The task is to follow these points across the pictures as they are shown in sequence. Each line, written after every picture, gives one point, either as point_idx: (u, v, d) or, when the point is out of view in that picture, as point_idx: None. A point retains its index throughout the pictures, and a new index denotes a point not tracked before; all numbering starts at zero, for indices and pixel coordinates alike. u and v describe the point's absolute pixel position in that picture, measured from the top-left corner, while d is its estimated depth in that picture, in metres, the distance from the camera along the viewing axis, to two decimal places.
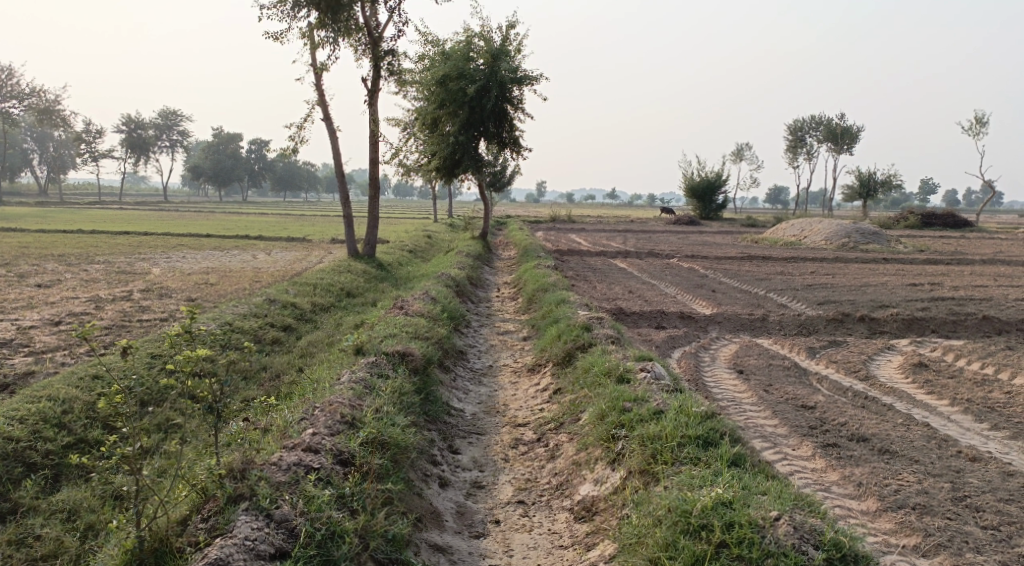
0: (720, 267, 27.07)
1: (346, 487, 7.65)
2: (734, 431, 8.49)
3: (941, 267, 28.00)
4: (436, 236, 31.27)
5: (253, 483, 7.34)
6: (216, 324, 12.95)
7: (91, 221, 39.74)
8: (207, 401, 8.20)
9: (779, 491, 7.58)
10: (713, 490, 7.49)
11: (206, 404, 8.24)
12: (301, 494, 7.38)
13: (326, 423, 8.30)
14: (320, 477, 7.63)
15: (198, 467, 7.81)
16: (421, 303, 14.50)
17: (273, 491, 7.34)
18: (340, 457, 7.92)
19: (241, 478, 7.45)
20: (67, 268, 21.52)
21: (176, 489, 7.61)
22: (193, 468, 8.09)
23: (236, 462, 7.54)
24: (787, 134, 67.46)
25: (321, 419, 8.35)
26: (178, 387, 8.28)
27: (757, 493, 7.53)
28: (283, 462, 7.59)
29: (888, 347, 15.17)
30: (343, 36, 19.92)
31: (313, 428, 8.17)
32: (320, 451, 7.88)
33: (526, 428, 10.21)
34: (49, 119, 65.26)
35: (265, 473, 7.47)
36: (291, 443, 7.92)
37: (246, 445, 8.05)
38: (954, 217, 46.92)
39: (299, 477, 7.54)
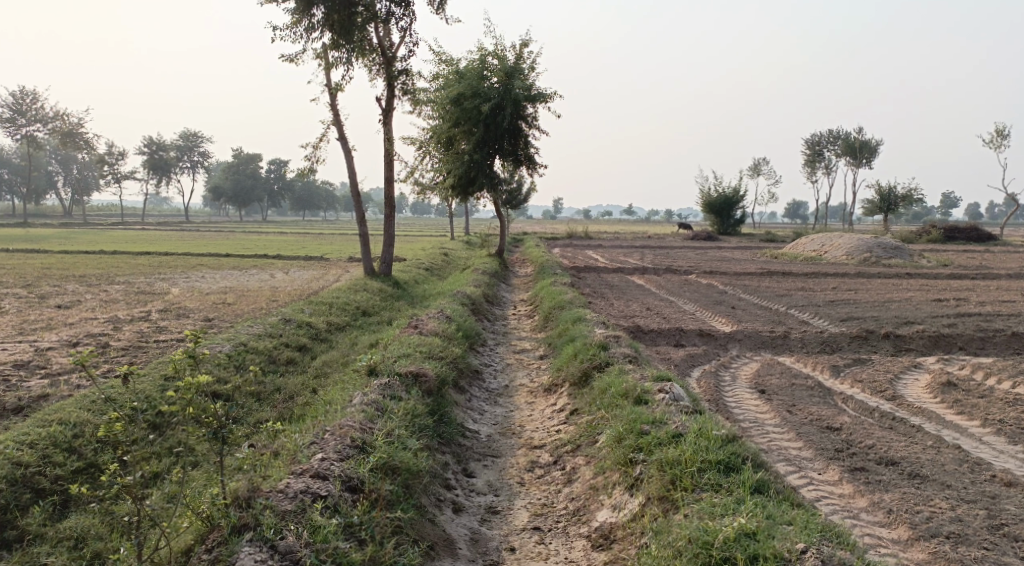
0: (740, 283, 26.76)
1: (355, 516, 7.46)
2: (757, 456, 8.21)
3: (965, 281, 27.57)
4: (453, 254, 31.15)
5: (258, 512, 7.16)
6: (230, 345, 12.79)
7: (113, 241, 39.96)
8: (212, 429, 7.90)
9: (805, 521, 7.31)
10: (735, 519, 7.23)
11: (211, 431, 7.95)
12: (307, 524, 7.20)
13: (335, 448, 8.11)
14: (328, 505, 7.44)
15: (203, 496, 7.62)
16: (436, 322, 14.32)
17: (278, 521, 7.15)
18: (348, 483, 7.73)
19: (247, 508, 7.28)
20: (87, 289, 21.54)
21: (181, 518, 7.42)
22: (200, 495, 7.89)
23: (242, 490, 7.37)
24: (806, 148, 67.08)
25: (330, 444, 8.16)
26: (179, 416, 7.93)
27: (782, 523, 7.27)
28: (290, 490, 7.41)
29: (914, 365, 14.84)
30: (358, 57, 19.87)
31: (322, 453, 7.98)
32: (328, 477, 7.68)
33: (543, 450, 9.97)
34: (73, 141, 65.93)
35: (271, 501, 7.30)
36: (299, 470, 7.73)
37: (253, 472, 7.85)
38: (977, 231, 46.37)
39: (306, 505, 7.36)
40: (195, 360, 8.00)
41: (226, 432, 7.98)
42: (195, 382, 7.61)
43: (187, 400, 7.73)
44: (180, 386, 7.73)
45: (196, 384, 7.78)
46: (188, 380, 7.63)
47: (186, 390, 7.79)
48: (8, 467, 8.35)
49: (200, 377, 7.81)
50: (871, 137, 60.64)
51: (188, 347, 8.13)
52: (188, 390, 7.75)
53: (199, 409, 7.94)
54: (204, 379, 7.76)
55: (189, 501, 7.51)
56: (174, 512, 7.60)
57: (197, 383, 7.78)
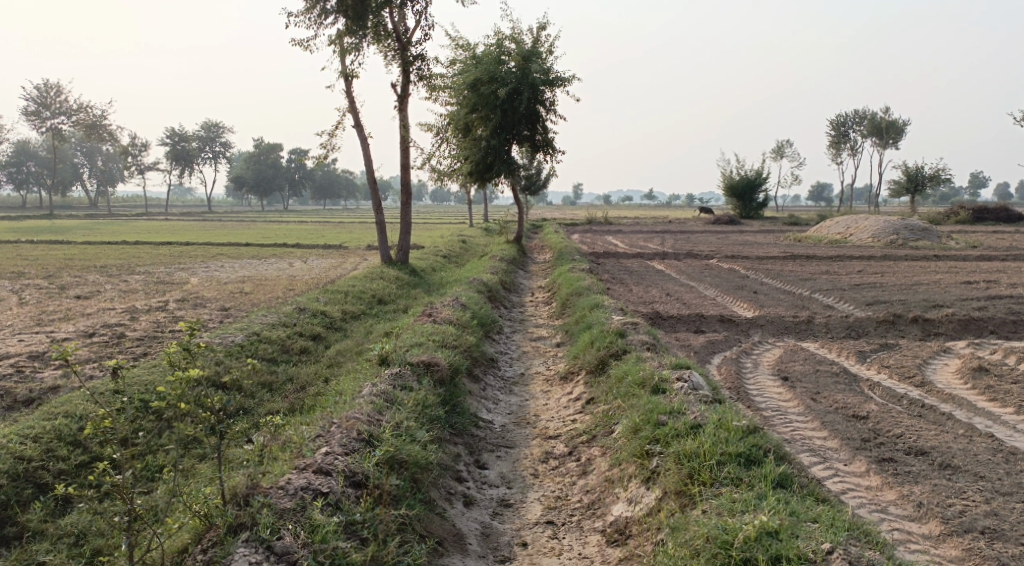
0: (762, 267, 26.30)
1: (358, 514, 7.23)
2: (779, 448, 7.88)
3: (995, 263, 26.97)
4: (472, 241, 30.89)
5: (255, 511, 6.94)
6: (242, 335, 12.57)
7: (135, 232, 40.00)
8: (207, 425, 7.49)
9: (831, 519, 6.98)
10: (757, 517, 6.90)
11: (207, 427, 7.54)
12: (306, 523, 6.96)
13: (341, 441, 7.89)
14: (329, 502, 7.20)
15: (201, 492, 7.38)
16: (450, 310, 14.04)
17: (276, 520, 6.93)
18: (352, 479, 7.50)
19: (245, 506, 7.07)
20: (106, 279, 21.45)
21: (176, 516, 7.17)
22: (200, 490, 7.64)
23: (240, 487, 7.15)
24: (830, 129, 66.08)
25: (336, 438, 7.93)
26: (174, 412, 7.61)
27: (806, 521, 6.94)
28: (290, 487, 7.18)
29: (944, 351, 14.41)
30: (373, 42, 19.57)
31: (326, 447, 7.75)
32: (331, 473, 7.45)
33: (557, 441, 9.69)
34: (97, 134, 66.18)
35: (270, 499, 7.08)
36: (302, 465, 7.51)
37: (254, 467, 7.61)
38: (1006, 212, 45.49)
39: (306, 502, 7.12)
40: (189, 354, 7.63)
41: (225, 428, 7.56)
42: (184, 378, 7.22)
43: (177, 396, 7.40)
44: (170, 383, 7.36)
45: (186, 380, 7.37)
46: (177, 375, 7.28)
47: (175, 387, 7.39)
48: (11, 461, 8.18)
49: (190, 373, 7.41)
50: (897, 117, 59.61)
51: (183, 340, 7.76)
52: (178, 386, 7.42)
53: (194, 405, 7.56)
54: (194, 374, 7.35)
55: (184, 498, 7.24)
56: (172, 509, 7.34)
57: (187, 378, 7.43)
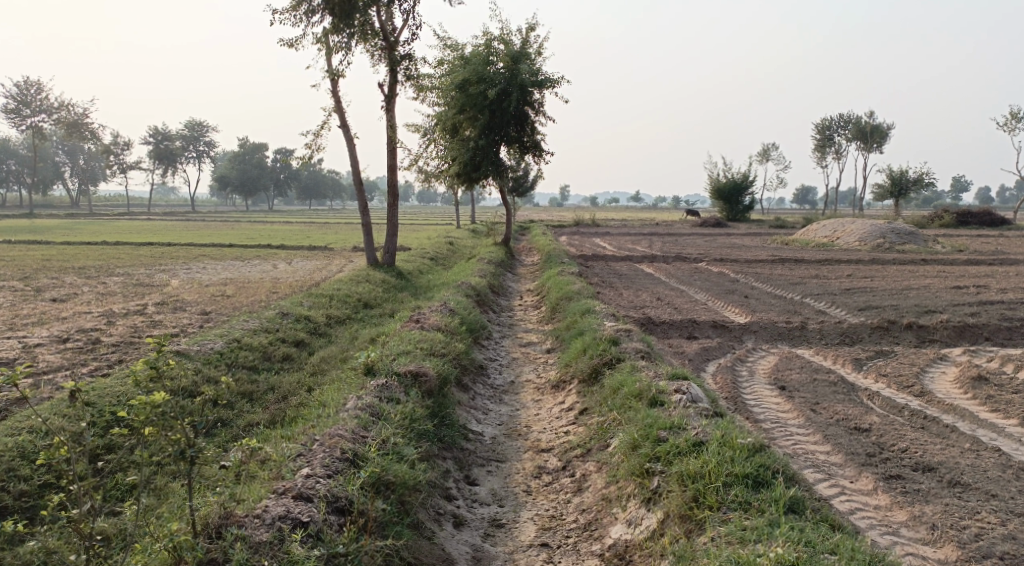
0: (752, 271, 26.02)
1: (341, 545, 6.84)
2: (787, 468, 7.54)
3: (983, 267, 26.84)
4: (459, 243, 30.51)
5: (228, 545, 6.62)
6: (222, 342, 12.12)
7: (116, 232, 39.34)
8: (178, 448, 7.09)
9: (850, 550, 6.64)
10: (767, 548, 6.56)
11: (177, 451, 7.13)
12: (284, 558, 6.60)
13: (323, 461, 7.49)
14: (310, 533, 6.82)
15: (169, 522, 6.99)
16: (438, 316, 13.63)
17: (250, 556, 6.59)
18: (335, 504, 7.12)
19: (217, 538, 6.73)
20: (85, 281, 20.92)
21: (141, 548, 6.79)
22: (168, 517, 7.25)
23: (212, 517, 6.81)
24: (815, 133, 66.09)
25: (318, 458, 7.53)
26: (140, 436, 7.18)
27: (822, 551, 6.61)
28: (267, 516, 6.82)
29: (940, 358, 14.14)
30: (359, 41, 19.15)
31: (307, 468, 7.36)
32: (312, 499, 7.06)
33: (551, 454, 9.32)
34: (78, 132, 65.32)
35: (244, 531, 6.73)
36: (280, 488, 7.12)
37: (226, 495, 7.23)
38: (990, 215, 45.46)
39: (284, 534, 6.76)
40: (156, 372, 7.24)
41: (198, 452, 7.14)
42: (148, 401, 6.81)
43: (142, 421, 6.98)
44: (134, 405, 6.96)
45: (150, 403, 6.96)
46: (140, 398, 6.86)
47: (139, 410, 6.99)
48: None
49: (155, 395, 7.00)
50: (881, 121, 59.63)
51: (150, 357, 7.36)
52: (142, 411, 6.99)
53: (162, 426, 7.15)
54: (159, 397, 6.92)
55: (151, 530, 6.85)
56: (139, 538, 6.99)
57: (152, 401, 7.00)
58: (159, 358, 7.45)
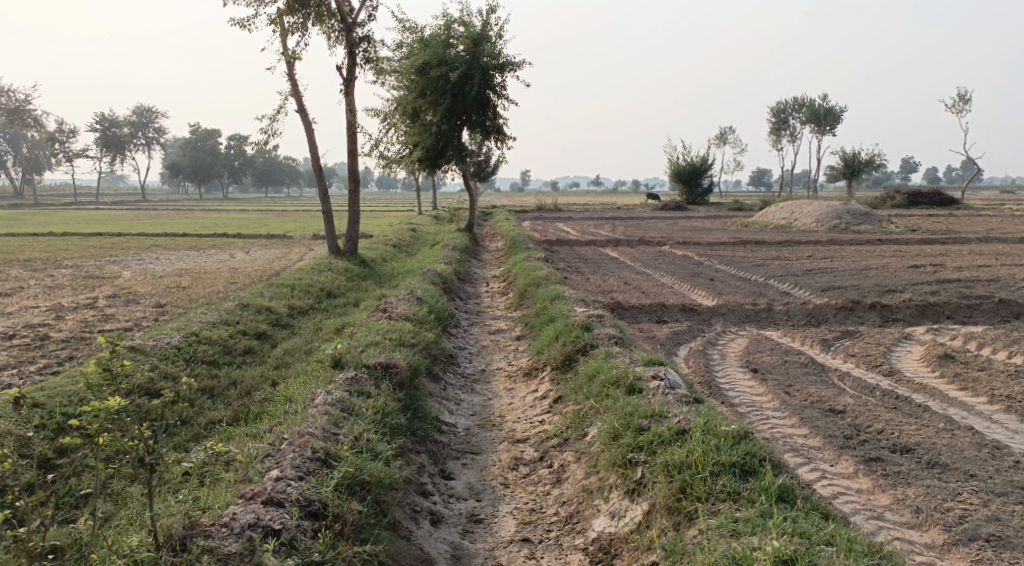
0: (715, 253, 26.06)
1: (316, 552, 6.62)
2: (773, 456, 7.47)
3: (938, 246, 27.19)
4: (421, 229, 30.11)
5: (195, 557, 6.39)
6: (180, 336, 11.75)
7: (64, 223, 38.27)
8: (136, 455, 6.76)
9: (847, 541, 6.58)
10: (759, 542, 6.49)
11: (135, 458, 6.76)
12: None
13: (294, 462, 7.25)
14: (282, 541, 6.60)
15: (128, 534, 6.73)
16: (405, 304, 13.35)
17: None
18: (308, 509, 6.89)
19: (182, 550, 6.49)
20: (32, 274, 20.26)
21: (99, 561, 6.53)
22: (126, 528, 6.97)
23: (176, 528, 6.56)
24: (770, 116, 66.58)
25: (288, 459, 7.29)
26: (96, 444, 6.86)
27: (817, 542, 6.54)
28: (236, 525, 6.60)
29: (905, 337, 14.21)
30: (315, 23, 18.73)
31: (277, 471, 7.12)
32: (283, 504, 6.83)
33: (526, 445, 9.18)
34: (21, 119, 63.35)
35: (212, 542, 6.51)
36: (249, 494, 6.90)
37: (189, 504, 6.96)
38: (940, 195, 46.16)
39: (255, 543, 6.54)
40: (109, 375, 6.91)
41: (157, 459, 6.81)
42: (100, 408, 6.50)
43: (95, 428, 6.66)
44: (87, 412, 6.64)
45: (104, 410, 6.65)
46: (92, 405, 6.54)
47: (93, 417, 6.67)
48: None
49: (109, 401, 6.68)
50: (834, 104, 60.22)
51: (103, 358, 7.02)
52: (96, 418, 6.66)
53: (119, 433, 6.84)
54: (113, 403, 6.61)
55: (110, 541, 6.58)
56: (96, 550, 6.70)
57: (105, 408, 6.68)
58: (113, 359, 7.13)
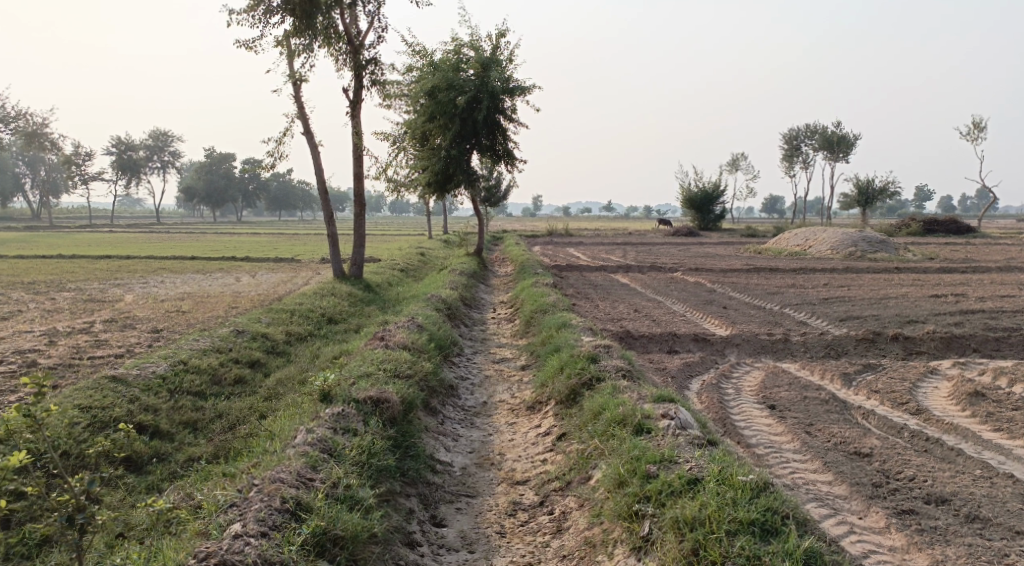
0: (729, 280, 25.36)
1: None
2: (797, 512, 6.81)
3: (958, 275, 26.40)
4: (430, 253, 29.52)
5: None
6: (166, 364, 11.14)
7: (74, 245, 37.86)
8: (64, 512, 6.56)
9: None
10: None
11: (63, 516, 6.55)
12: None
13: (258, 516, 6.84)
14: None
15: None
16: (404, 332, 12.70)
17: None
18: None
19: None
20: (32, 297, 19.82)
21: None
22: None
23: None
24: (783, 142, 65.91)
25: (252, 511, 6.88)
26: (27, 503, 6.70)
27: None
28: None
29: (930, 371, 13.47)
30: (323, 44, 18.27)
31: (238, 526, 6.73)
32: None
33: (526, 488, 8.53)
34: (37, 142, 63.43)
35: None
36: (202, 553, 6.51)
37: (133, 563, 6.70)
38: (956, 223, 45.30)
39: None
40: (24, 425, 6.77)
41: (86, 517, 6.58)
42: None
43: None
44: None
45: None
46: None
47: None
48: None
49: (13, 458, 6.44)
50: (848, 131, 59.53)
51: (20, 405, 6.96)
52: None
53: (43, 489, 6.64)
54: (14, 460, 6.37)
55: None
56: None
57: None
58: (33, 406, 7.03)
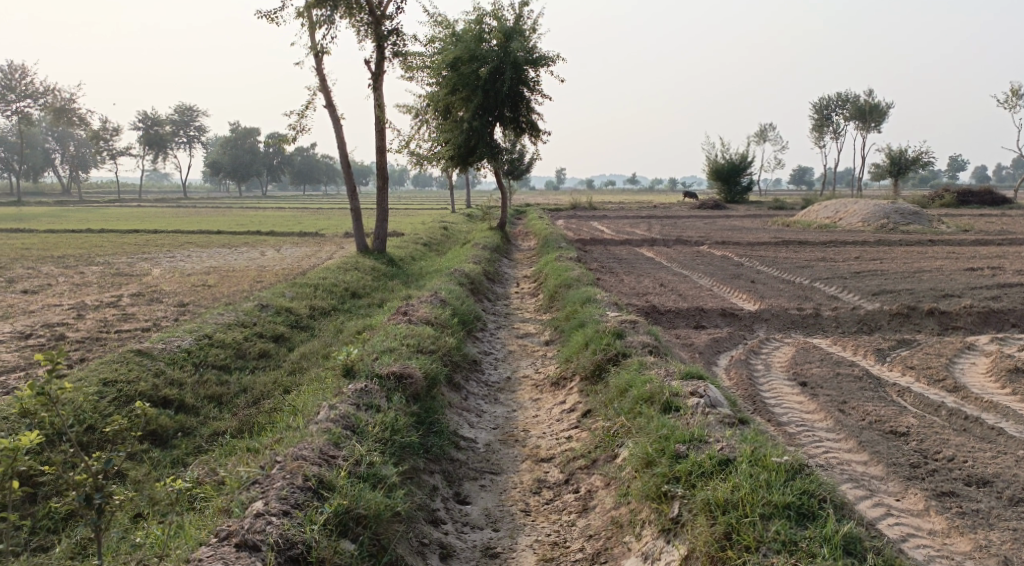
0: (757, 254, 24.96)
1: None
2: (835, 495, 6.57)
3: (993, 248, 25.80)
4: (453, 228, 29.34)
5: None
6: (191, 338, 11.03)
7: (104, 219, 38.06)
8: (82, 492, 6.31)
9: None
10: None
11: (81, 497, 6.31)
12: None
13: (280, 494, 6.71)
14: None
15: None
16: (428, 307, 12.54)
17: None
18: (288, 553, 6.34)
19: None
20: (61, 271, 19.87)
21: None
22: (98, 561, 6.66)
23: None
24: (813, 112, 64.82)
25: (275, 490, 6.75)
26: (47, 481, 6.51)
27: None
28: None
29: (967, 347, 13.11)
30: (344, 15, 17.99)
31: (260, 505, 6.60)
32: (259, 546, 6.29)
33: (551, 465, 8.36)
34: (66, 118, 63.80)
35: None
36: (223, 533, 6.39)
37: (154, 544, 6.56)
38: (991, 194, 44.35)
39: None
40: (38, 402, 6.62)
41: (105, 498, 6.33)
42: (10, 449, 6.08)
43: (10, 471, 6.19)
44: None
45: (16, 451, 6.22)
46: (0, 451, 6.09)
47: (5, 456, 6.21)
48: None
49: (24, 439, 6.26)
50: (880, 100, 58.41)
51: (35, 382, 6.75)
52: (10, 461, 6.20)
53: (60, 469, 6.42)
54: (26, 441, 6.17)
55: None
56: None
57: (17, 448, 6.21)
58: (48, 383, 6.82)
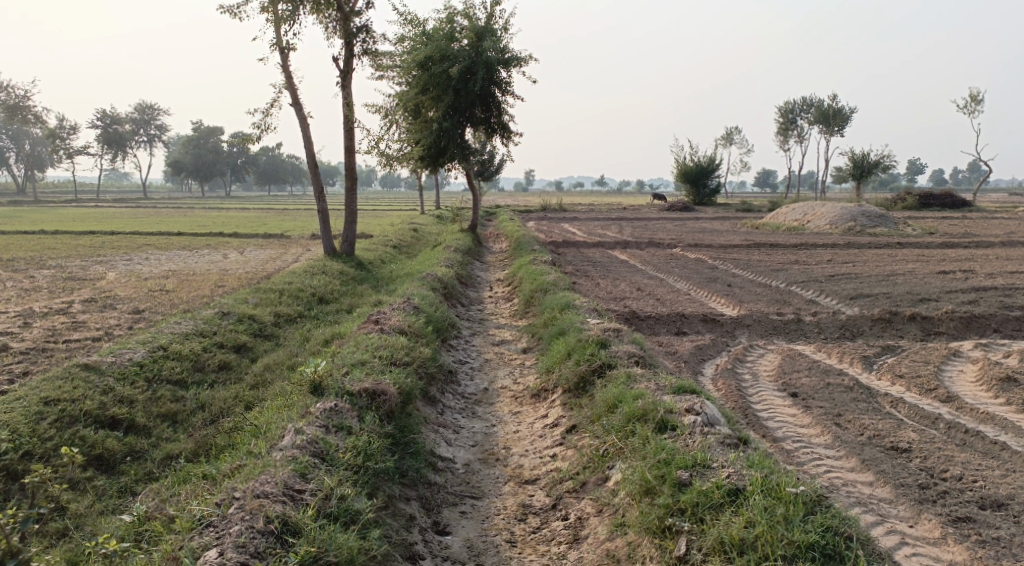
0: (730, 257, 24.61)
1: None
2: (858, 532, 6.36)
3: (962, 251, 25.72)
4: (422, 230, 28.67)
5: None
6: (145, 351, 10.30)
7: (60, 220, 36.80)
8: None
9: None
10: None
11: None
12: None
13: (239, 541, 6.18)
14: None
15: None
16: (400, 315, 11.88)
17: None
18: None
19: None
20: (11, 275, 18.92)
21: None
22: None
23: None
24: (778, 115, 64.92)
25: (231, 537, 6.22)
26: None
27: None
28: None
29: (954, 354, 12.75)
30: (311, 10, 17.31)
31: (214, 555, 6.08)
32: None
33: (536, 489, 7.81)
34: (20, 115, 61.97)
35: None
36: None
37: None
38: (952, 198, 44.60)
39: None
40: None
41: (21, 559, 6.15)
42: None
43: None
44: None
45: None
46: None
47: None
48: None
49: None
50: (844, 104, 58.62)
51: None
52: None
53: None
54: None
55: None
56: None
57: None
58: None
